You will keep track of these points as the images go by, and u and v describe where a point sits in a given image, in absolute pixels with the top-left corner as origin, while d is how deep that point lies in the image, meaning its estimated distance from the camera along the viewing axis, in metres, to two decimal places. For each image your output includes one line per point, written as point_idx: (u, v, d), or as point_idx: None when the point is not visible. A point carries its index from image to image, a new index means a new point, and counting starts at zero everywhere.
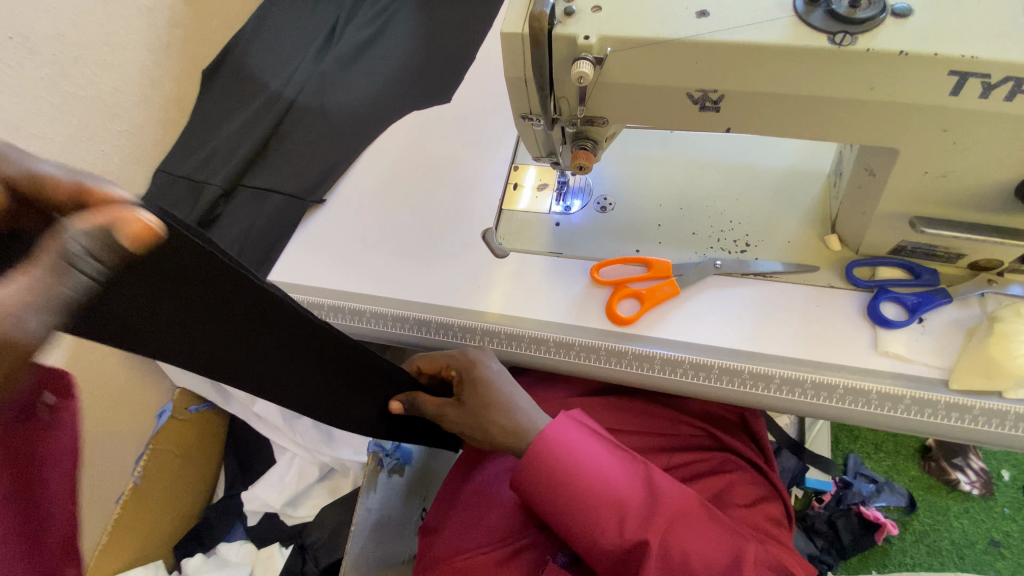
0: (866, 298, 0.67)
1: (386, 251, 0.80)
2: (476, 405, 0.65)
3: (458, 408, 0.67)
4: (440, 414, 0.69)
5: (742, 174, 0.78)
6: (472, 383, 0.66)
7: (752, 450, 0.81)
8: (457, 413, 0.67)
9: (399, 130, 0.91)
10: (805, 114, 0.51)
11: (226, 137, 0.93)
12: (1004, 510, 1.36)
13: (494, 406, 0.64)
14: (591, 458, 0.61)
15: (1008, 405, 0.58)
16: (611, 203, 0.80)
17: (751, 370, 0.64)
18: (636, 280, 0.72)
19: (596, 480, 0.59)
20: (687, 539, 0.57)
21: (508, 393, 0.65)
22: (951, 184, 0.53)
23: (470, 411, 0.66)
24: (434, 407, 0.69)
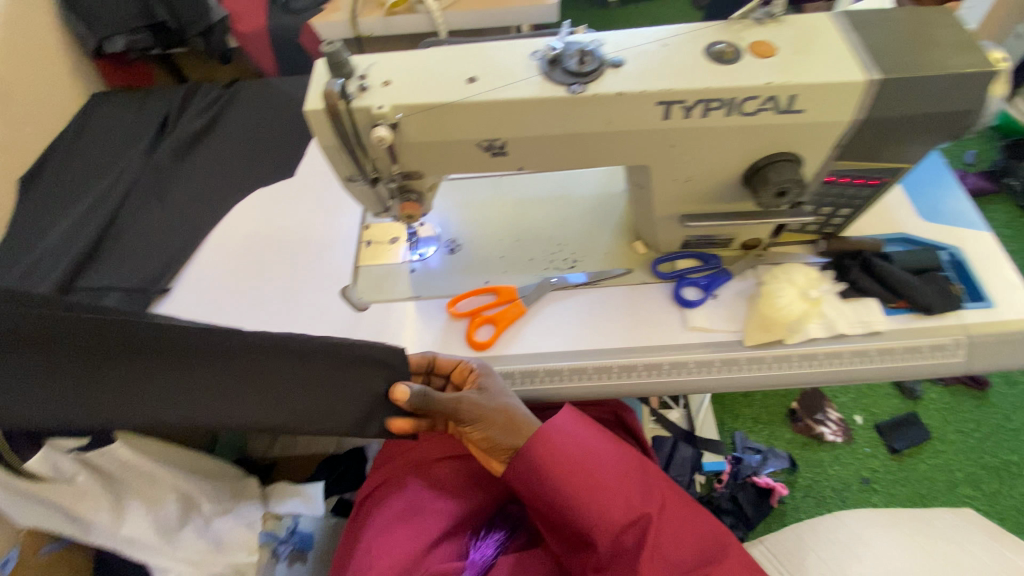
0: (670, 287, 0.81)
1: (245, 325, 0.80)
2: (494, 393, 0.68)
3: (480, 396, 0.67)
4: (457, 405, 0.66)
5: (561, 203, 0.91)
6: (489, 375, 0.70)
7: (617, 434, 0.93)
8: (477, 402, 0.66)
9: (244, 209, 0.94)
10: (573, 146, 0.62)
11: (52, 242, 0.89)
12: (865, 450, 1.58)
13: (511, 397, 0.70)
14: (605, 449, 0.70)
15: (789, 349, 0.73)
16: (458, 244, 0.88)
17: (595, 365, 0.74)
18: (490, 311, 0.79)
19: (601, 473, 0.68)
20: (673, 521, 0.68)
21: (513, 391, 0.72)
22: (695, 185, 0.68)
23: (494, 398, 0.68)
24: (449, 398, 0.66)
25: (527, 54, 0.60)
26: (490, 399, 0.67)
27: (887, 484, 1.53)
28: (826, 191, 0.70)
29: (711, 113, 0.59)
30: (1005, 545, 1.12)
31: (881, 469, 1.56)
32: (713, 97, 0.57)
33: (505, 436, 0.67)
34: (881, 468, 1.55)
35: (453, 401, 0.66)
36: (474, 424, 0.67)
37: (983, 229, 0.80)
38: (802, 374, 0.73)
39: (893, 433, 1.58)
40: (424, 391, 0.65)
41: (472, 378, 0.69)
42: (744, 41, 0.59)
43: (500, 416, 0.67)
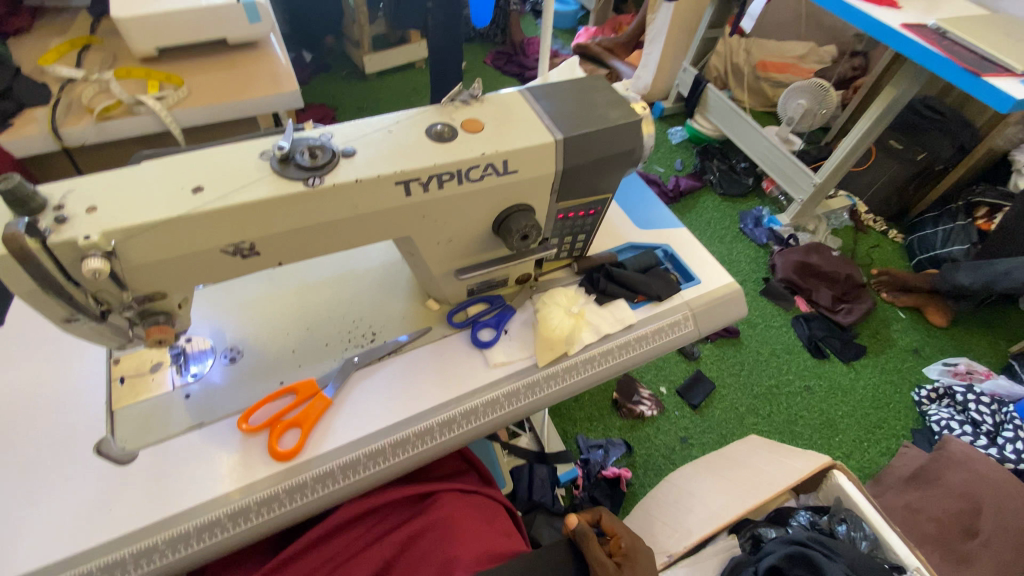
0: (468, 334, 0.86)
1: None
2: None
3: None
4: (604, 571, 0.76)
5: (344, 281, 0.91)
6: (636, 564, 0.79)
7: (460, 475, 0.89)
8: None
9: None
10: (328, 233, 0.64)
11: None
12: (676, 413, 1.88)
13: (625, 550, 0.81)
14: None
15: (574, 357, 0.84)
16: (239, 351, 0.82)
17: (415, 432, 0.76)
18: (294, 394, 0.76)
19: None
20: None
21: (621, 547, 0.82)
22: (457, 243, 0.75)
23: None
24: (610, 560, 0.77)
25: (257, 154, 0.60)
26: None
27: (698, 435, 1.83)
28: (563, 226, 0.84)
29: (446, 184, 0.65)
30: (778, 455, 1.42)
31: (692, 425, 1.86)
32: (443, 171, 0.64)
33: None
34: (692, 424, 1.86)
35: (600, 563, 0.76)
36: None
37: (679, 226, 1.04)
38: (589, 378, 0.84)
39: (690, 393, 1.91)
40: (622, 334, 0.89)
41: (621, 553, 0.81)
42: (456, 121, 0.68)
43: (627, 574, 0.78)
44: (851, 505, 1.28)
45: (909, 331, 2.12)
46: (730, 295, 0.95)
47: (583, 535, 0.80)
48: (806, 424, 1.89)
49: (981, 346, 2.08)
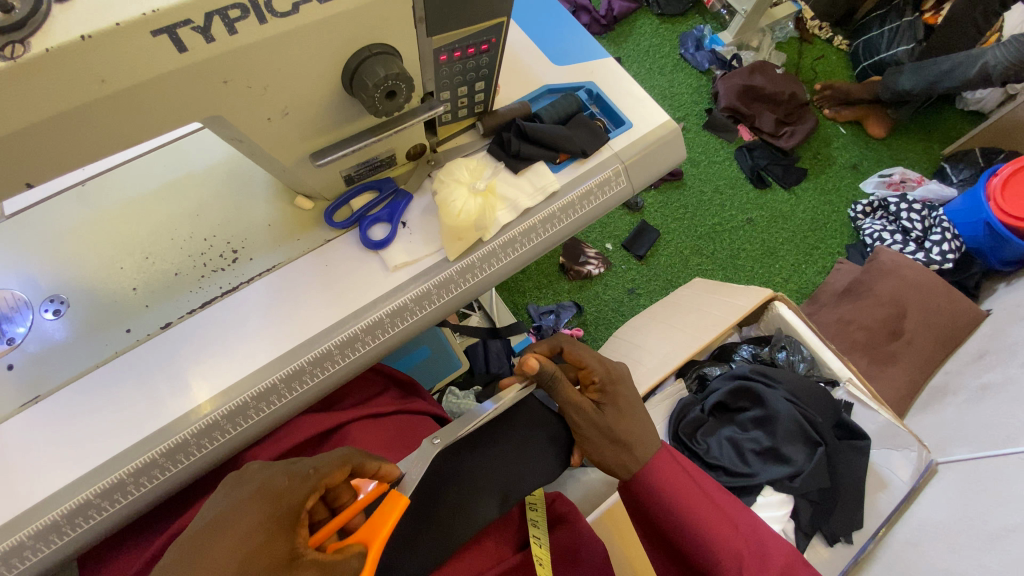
0: (357, 233, 0.70)
1: None
2: (619, 415, 0.69)
3: (603, 416, 0.69)
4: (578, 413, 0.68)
5: (184, 191, 0.69)
6: (616, 403, 0.69)
7: (380, 397, 0.76)
8: (593, 419, 0.68)
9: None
10: (83, 126, 0.44)
11: None
12: (622, 266, 1.84)
13: (615, 389, 0.70)
14: (684, 488, 0.71)
15: (489, 243, 0.71)
16: (64, 300, 0.64)
17: (310, 359, 0.63)
18: (356, 470, 0.54)
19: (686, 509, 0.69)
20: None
21: (615, 394, 0.70)
22: (301, 117, 0.55)
23: (610, 421, 0.68)
24: (576, 400, 0.67)
25: None
26: (604, 421, 0.68)
27: (646, 284, 1.82)
28: (450, 72, 0.64)
29: (239, 26, 0.43)
30: (722, 295, 1.38)
31: (639, 276, 1.83)
32: (226, 2, 0.41)
33: (599, 432, 0.68)
34: (639, 274, 1.83)
35: (576, 406, 0.68)
36: (585, 440, 0.70)
37: (604, 56, 0.84)
38: (508, 265, 0.72)
39: (635, 244, 1.85)
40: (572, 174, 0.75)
41: (598, 390, 0.70)
42: None
43: (617, 428, 0.68)
44: (791, 332, 1.31)
45: (849, 147, 2.06)
46: (667, 136, 0.80)
47: (552, 378, 0.66)
48: (747, 256, 1.90)
49: (917, 153, 2.05)
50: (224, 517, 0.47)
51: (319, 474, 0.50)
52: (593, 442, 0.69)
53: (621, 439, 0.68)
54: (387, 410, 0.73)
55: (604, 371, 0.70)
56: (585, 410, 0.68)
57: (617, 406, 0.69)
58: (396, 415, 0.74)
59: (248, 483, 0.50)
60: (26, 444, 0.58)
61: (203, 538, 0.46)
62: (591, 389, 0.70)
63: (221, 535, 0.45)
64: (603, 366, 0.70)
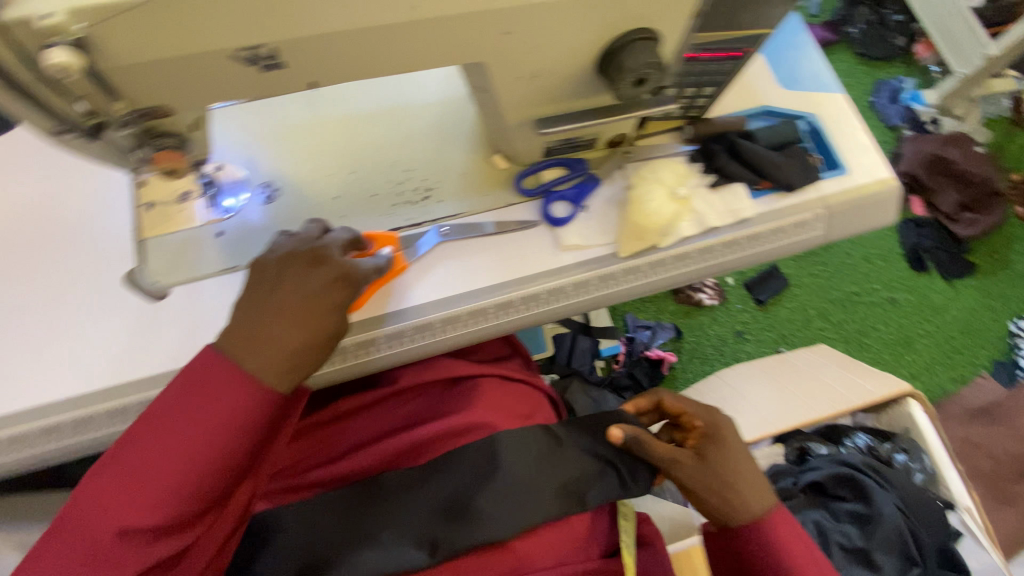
0: (539, 205, 0.70)
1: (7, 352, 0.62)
2: (724, 463, 0.63)
3: (702, 463, 0.63)
4: (674, 461, 0.63)
5: (398, 119, 0.73)
6: (721, 443, 0.64)
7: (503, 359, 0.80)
8: (691, 471, 0.63)
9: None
10: (371, 47, 0.47)
11: None
12: (738, 305, 1.73)
13: (723, 433, 0.64)
14: (786, 541, 0.62)
15: (664, 253, 0.68)
16: (277, 189, 0.70)
17: (468, 309, 0.67)
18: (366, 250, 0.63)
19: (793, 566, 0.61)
20: None
21: (721, 439, 0.64)
22: (545, 81, 0.56)
23: (714, 470, 0.62)
24: (665, 452, 0.64)
25: None
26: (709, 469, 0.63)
27: (757, 330, 1.72)
28: (689, 71, 0.61)
29: None
30: (849, 373, 1.27)
31: (752, 320, 1.73)
32: None
33: (710, 484, 0.62)
34: (753, 319, 1.72)
35: (668, 458, 0.64)
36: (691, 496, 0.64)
37: (836, 91, 0.77)
38: (673, 277, 0.71)
39: (760, 287, 1.74)
40: (771, 204, 0.70)
41: (698, 437, 0.65)
42: None
43: (723, 480, 0.62)
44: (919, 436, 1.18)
45: None
46: (883, 194, 0.73)
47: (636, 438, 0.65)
48: (878, 338, 1.73)
49: None
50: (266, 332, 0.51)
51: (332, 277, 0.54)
52: (700, 495, 0.63)
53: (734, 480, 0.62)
54: (513, 377, 0.75)
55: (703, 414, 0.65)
56: (679, 456, 0.64)
57: (723, 454, 0.63)
58: (519, 383, 0.76)
59: (288, 282, 0.54)
60: (216, 301, 0.65)
61: (253, 325, 0.52)
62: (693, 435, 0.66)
63: (260, 324, 0.52)
64: (702, 413, 0.66)
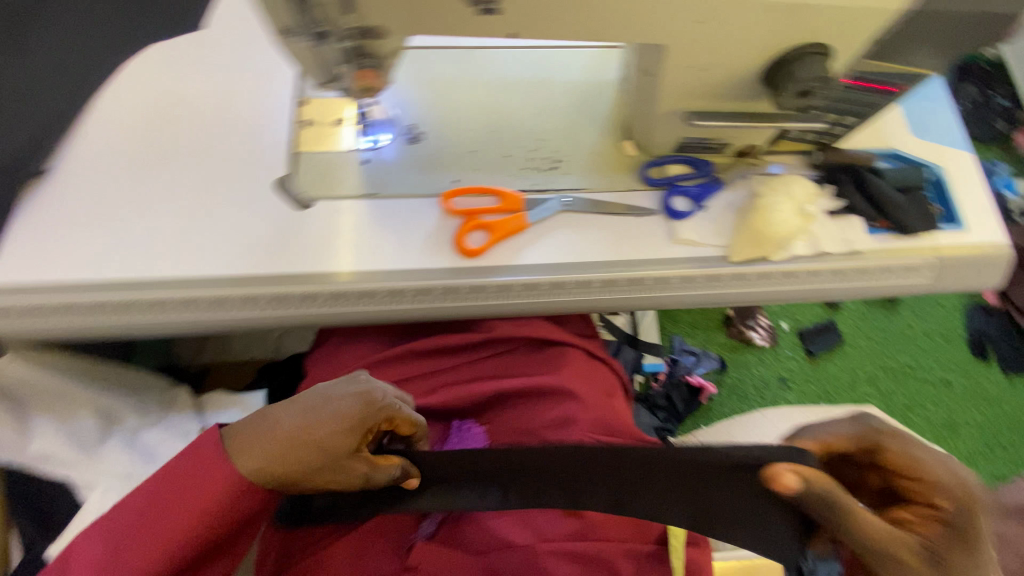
0: (660, 195, 0.73)
1: (156, 225, 0.67)
2: (964, 572, 0.50)
3: (931, 559, 0.51)
4: (888, 542, 0.51)
5: (542, 91, 0.78)
6: (964, 541, 0.51)
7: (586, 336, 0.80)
8: (912, 565, 0.51)
9: (143, 81, 0.75)
10: (577, 7, 0.51)
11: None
12: (788, 352, 1.71)
13: (967, 529, 0.52)
14: None
15: (774, 265, 0.69)
16: (420, 132, 0.75)
17: (574, 280, 0.68)
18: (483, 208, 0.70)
19: None
20: None
21: (966, 537, 0.52)
22: (712, 76, 0.59)
23: (949, 574, 0.50)
24: (880, 528, 0.51)
25: None
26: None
27: (801, 381, 1.68)
28: (840, 96, 0.64)
29: None
30: None
31: (799, 370, 1.70)
32: None
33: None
34: (800, 369, 1.69)
35: (881, 540, 0.51)
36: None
37: (966, 150, 0.78)
38: (779, 290, 0.71)
39: (813, 338, 1.72)
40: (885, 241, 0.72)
41: (932, 522, 0.53)
42: None
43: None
44: None
45: None
46: (997, 257, 0.74)
47: (827, 497, 0.53)
48: (924, 416, 1.68)
49: None
50: (279, 421, 0.54)
51: (382, 407, 0.58)
52: None
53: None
54: (595, 356, 0.76)
55: (951, 495, 0.53)
56: (898, 539, 0.51)
57: (966, 560, 0.50)
58: (599, 363, 0.77)
59: (290, 417, 0.55)
60: (351, 220, 0.69)
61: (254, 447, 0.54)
62: (923, 521, 0.54)
63: (262, 457, 0.54)
64: (945, 492, 0.53)
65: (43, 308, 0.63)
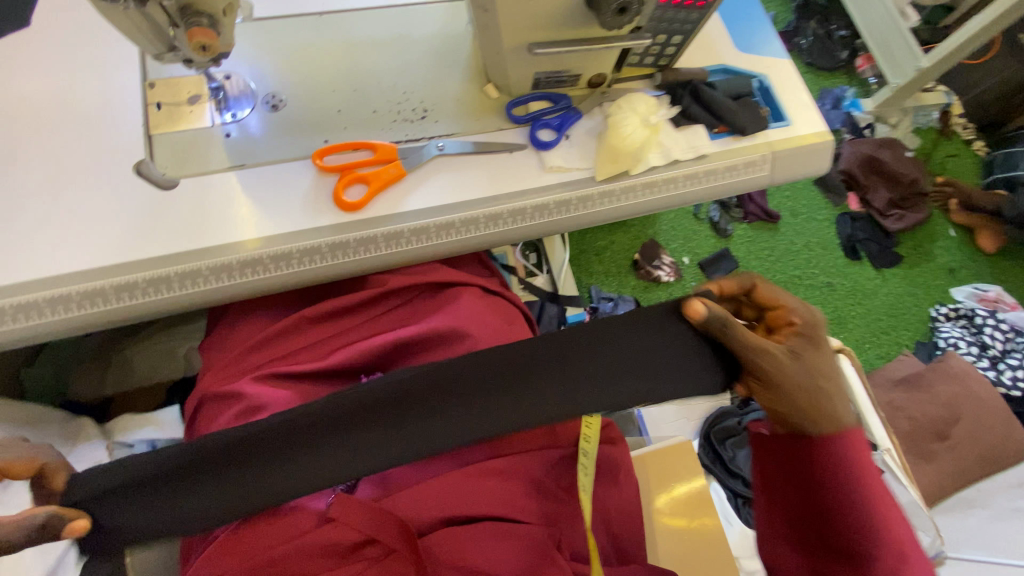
0: (527, 131, 0.78)
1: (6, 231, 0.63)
2: (813, 367, 0.58)
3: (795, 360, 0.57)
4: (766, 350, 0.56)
5: (400, 46, 0.80)
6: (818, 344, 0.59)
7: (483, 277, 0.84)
8: (783, 365, 0.56)
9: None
10: None
11: None
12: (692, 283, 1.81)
13: (818, 335, 0.59)
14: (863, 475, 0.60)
15: (635, 179, 0.77)
16: (281, 100, 0.75)
17: (461, 218, 0.72)
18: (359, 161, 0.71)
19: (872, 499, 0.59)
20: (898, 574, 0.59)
21: (819, 342, 0.59)
22: (542, 7, 0.65)
23: (806, 369, 0.57)
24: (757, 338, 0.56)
25: None
26: (799, 369, 0.57)
27: None
28: (660, 16, 0.71)
29: None
30: None
31: None
32: None
33: (793, 383, 0.57)
34: None
35: (765, 349, 0.56)
36: (775, 393, 0.57)
37: (784, 58, 0.89)
38: (646, 202, 0.78)
39: (713, 266, 1.82)
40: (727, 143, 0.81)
41: (793, 335, 0.59)
42: None
43: (810, 382, 0.57)
44: None
45: (953, 250, 1.96)
46: (820, 145, 0.85)
47: (725, 323, 0.55)
48: None
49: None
50: None
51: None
52: (783, 393, 0.57)
53: (825, 385, 0.58)
54: (494, 292, 0.80)
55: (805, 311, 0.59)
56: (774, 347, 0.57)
57: (815, 358, 0.59)
58: (499, 298, 0.80)
59: None
60: (221, 194, 0.68)
61: None
62: (782, 333, 0.60)
63: None
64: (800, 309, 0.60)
65: None
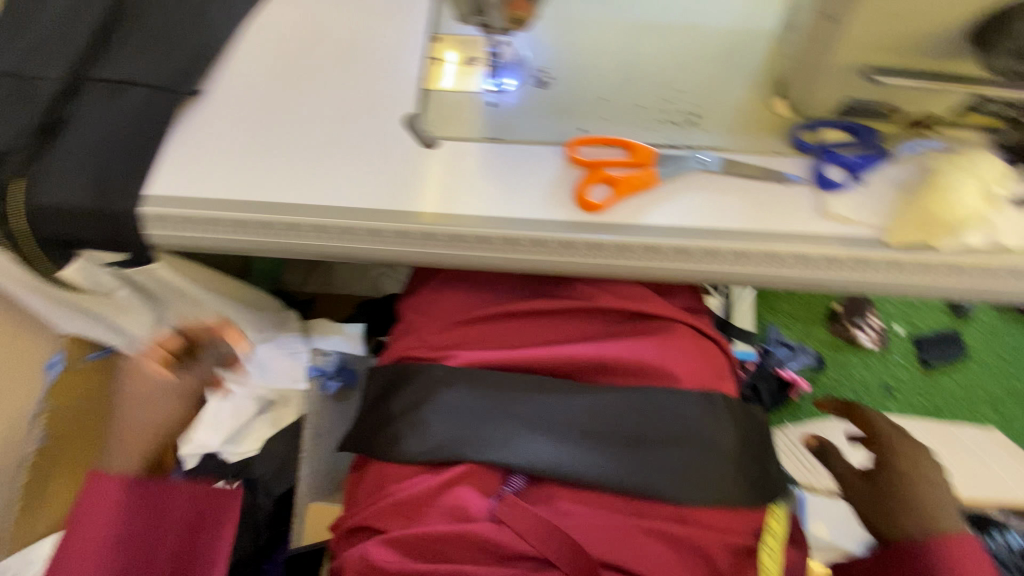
0: (811, 163, 0.65)
1: (286, 159, 0.69)
2: None
3: None
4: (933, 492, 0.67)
5: (688, 38, 0.73)
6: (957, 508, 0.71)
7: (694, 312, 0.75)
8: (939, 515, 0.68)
9: (287, 16, 0.80)
10: None
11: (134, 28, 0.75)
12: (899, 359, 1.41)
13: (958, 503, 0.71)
14: None
15: (942, 256, 0.60)
16: (550, 77, 0.72)
17: (704, 247, 0.62)
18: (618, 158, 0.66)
19: None
20: None
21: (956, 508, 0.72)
22: (906, 25, 0.55)
23: None
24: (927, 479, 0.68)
25: None
26: None
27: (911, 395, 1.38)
28: None
29: None
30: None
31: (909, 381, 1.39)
32: None
33: None
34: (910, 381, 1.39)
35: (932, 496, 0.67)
36: None
37: None
38: (939, 284, 0.62)
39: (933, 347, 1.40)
40: None
41: None
42: None
43: None
44: None
45: None
46: None
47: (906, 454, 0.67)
48: None
49: None
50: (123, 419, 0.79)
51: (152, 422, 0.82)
52: None
53: None
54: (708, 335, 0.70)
55: None
56: None
57: None
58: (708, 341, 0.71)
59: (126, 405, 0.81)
60: (472, 164, 0.68)
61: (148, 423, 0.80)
62: None
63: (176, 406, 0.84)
64: None
65: (194, 221, 0.68)
